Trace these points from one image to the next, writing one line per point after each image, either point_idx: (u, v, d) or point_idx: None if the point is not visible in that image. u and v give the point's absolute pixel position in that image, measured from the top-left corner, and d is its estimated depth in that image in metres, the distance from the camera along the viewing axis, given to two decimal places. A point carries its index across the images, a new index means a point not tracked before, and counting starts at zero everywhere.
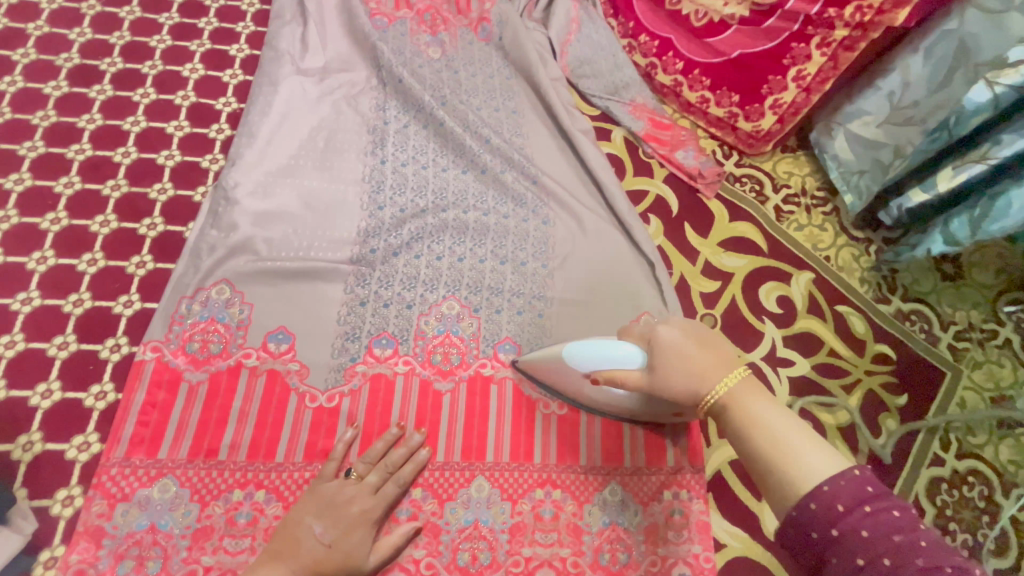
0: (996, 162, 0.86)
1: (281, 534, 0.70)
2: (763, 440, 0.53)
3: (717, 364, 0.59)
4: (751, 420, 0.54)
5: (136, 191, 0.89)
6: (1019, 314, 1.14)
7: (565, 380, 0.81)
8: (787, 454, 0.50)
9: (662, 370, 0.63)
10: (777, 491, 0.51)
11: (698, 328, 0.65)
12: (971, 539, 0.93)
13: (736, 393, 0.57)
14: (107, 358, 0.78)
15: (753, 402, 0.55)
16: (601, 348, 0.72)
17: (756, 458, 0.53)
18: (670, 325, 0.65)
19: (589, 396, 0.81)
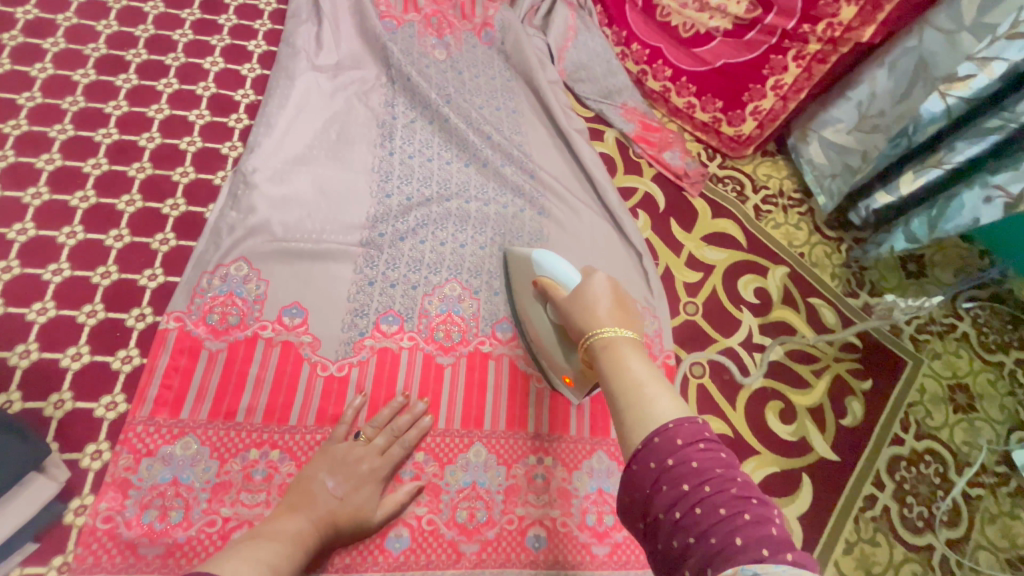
0: (951, 166, 0.95)
1: (296, 488, 0.75)
2: (624, 381, 0.59)
3: (615, 319, 0.67)
4: (618, 364, 0.61)
5: (160, 174, 0.95)
6: (975, 309, 1.23)
7: (523, 285, 0.90)
8: (641, 395, 0.56)
9: (584, 298, 0.72)
10: (620, 422, 0.56)
11: (621, 294, 0.73)
12: (926, 511, 1.02)
13: (616, 341, 0.64)
14: (133, 326, 0.83)
15: (628, 354, 0.62)
16: (559, 262, 0.83)
17: (614, 393, 0.58)
18: (601, 282, 0.73)
19: (530, 318, 0.90)
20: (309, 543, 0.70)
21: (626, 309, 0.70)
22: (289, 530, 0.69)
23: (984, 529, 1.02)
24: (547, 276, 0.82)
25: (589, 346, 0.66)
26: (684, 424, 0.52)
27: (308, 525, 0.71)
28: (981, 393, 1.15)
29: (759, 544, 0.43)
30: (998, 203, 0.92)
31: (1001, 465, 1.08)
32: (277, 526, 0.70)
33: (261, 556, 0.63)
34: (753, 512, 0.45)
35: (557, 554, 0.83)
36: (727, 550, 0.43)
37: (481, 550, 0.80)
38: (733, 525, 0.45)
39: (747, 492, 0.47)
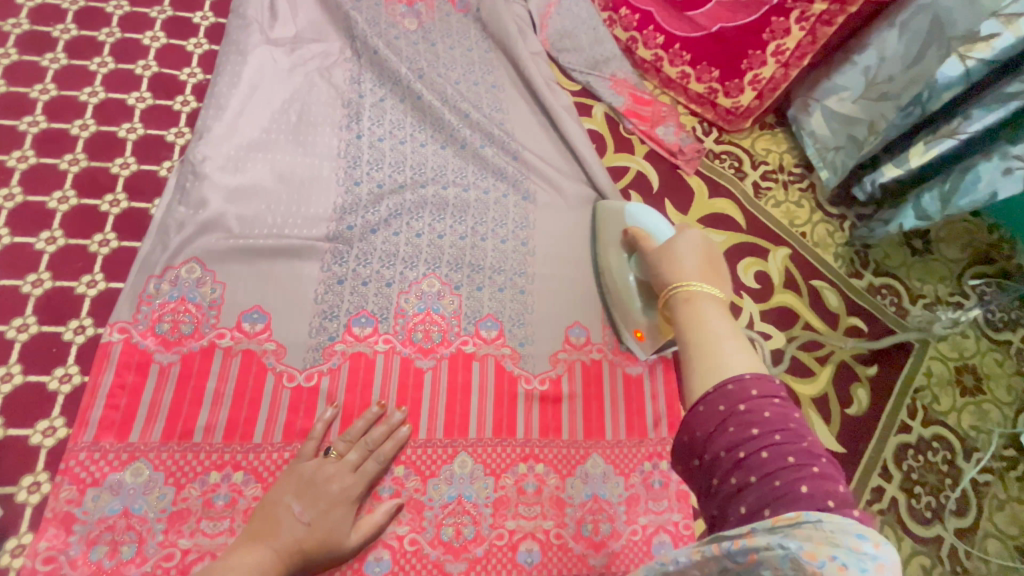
0: (967, 136, 0.88)
1: (258, 515, 0.69)
2: (700, 330, 0.57)
3: (699, 272, 0.64)
4: (695, 315, 0.59)
5: (96, 166, 0.85)
6: (983, 288, 1.18)
7: (609, 237, 0.91)
8: (711, 347, 0.55)
9: (670, 248, 0.71)
10: (688, 368, 0.56)
11: (715, 249, 0.69)
12: (934, 501, 0.98)
13: (699, 296, 0.61)
14: (71, 340, 0.74)
15: (708, 303, 0.60)
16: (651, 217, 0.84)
17: (685, 340, 0.58)
18: (691, 236, 0.70)
19: (612, 272, 0.89)
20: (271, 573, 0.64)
21: (711, 263, 0.66)
22: (248, 561, 0.64)
23: (993, 517, 0.99)
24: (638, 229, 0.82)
25: (666, 299, 0.64)
26: (761, 377, 0.52)
27: (270, 553, 0.65)
28: (988, 375, 1.11)
29: (826, 496, 0.43)
30: (1018, 174, 0.86)
31: (1008, 449, 1.05)
32: (235, 560, 0.64)
33: None
34: (821, 467, 0.46)
35: (550, 569, 0.77)
36: (792, 495, 0.44)
37: (469, 569, 0.75)
38: (801, 475, 0.45)
39: (816, 449, 0.48)
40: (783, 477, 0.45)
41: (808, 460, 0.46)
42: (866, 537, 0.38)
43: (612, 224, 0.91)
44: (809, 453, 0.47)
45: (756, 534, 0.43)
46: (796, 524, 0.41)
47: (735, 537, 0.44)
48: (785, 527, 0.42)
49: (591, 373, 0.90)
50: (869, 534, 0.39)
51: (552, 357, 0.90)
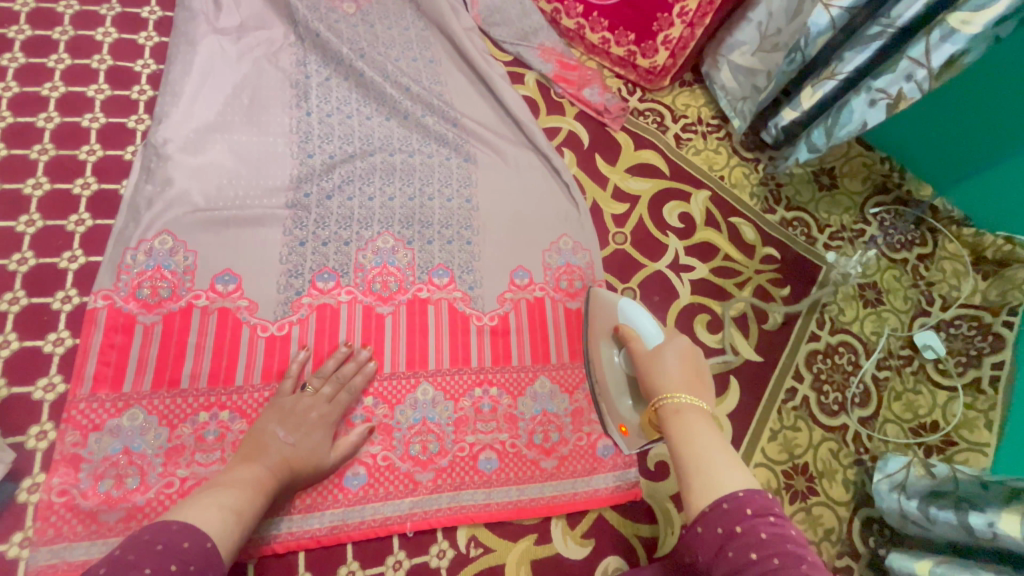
0: (844, 77, 1.01)
1: (249, 442, 0.78)
2: (691, 451, 0.63)
3: (686, 387, 0.71)
4: (686, 434, 0.64)
5: (64, 154, 0.92)
6: (881, 214, 1.34)
7: (600, 329, 0.91)
8: (707, 467, 0.60)
9: (658, 358, 0.76)
10: (688, 487, 0.61)
11: (699, 359, 0.75)
12: (840, 396, 1.13)
13: (686, 408, 0.68)
14: (59, 309, 0.83)
15: (694, 415, 0.66)
16: (642, 314, 0.83)
17: (680, 459, 0.63)
18: (678, 345, 0.76)
19: (598, 360, 0.90)
20: (269, 486, 0.74)
21: (699, 381, 0.72)
22: (249, 476, 0.73)
23: (890, 405, 1.15)
24: (629, 327, 0.83)
25: (656, 409, 0.71)
26: (755, 494, 0.57)
27: (267, 470, 0.75)
28: (887, 288, 1.27)
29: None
30: (881, 105, 0.99)
31: (904, 348, 1.21)
32: (234, 475, 0.72)
33: (223, 503, 0.66)
34: None
35: (508, 472, 0.90)
36: None
37: (436, 477, 0.86)
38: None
39: (815, 572, 0.50)
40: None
41: None
42: None
43: (604, 317, 0.91)
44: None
45: None
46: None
47: None
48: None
49: (535, 308, 1.02)
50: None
51: (499, 297, 1.01)
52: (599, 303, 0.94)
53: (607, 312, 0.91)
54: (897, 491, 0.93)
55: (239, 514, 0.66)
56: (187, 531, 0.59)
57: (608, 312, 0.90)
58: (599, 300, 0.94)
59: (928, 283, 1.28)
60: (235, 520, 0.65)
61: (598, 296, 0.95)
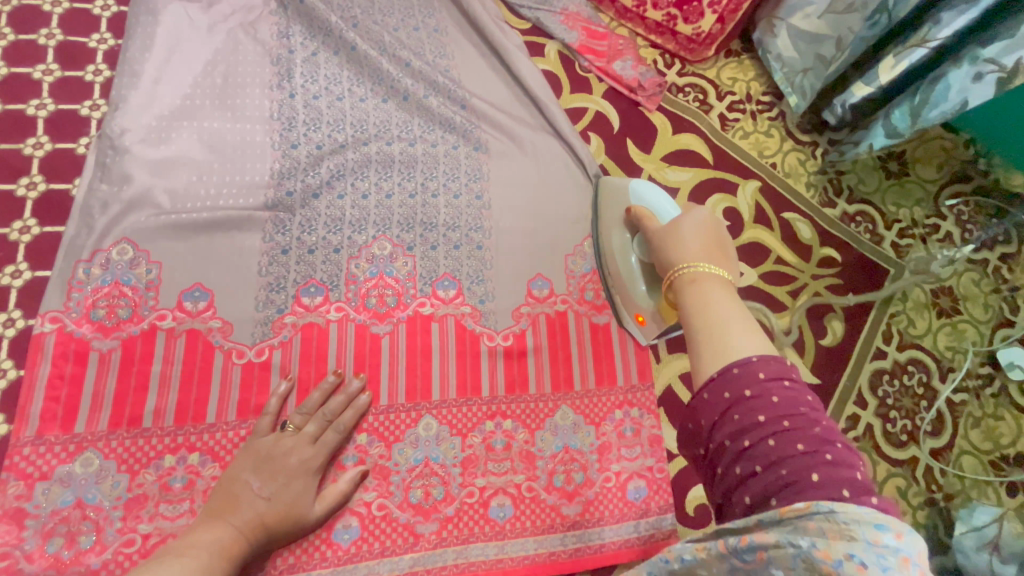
0: (938, 44, 0.82)
1: (219, 493, 0.67)
2: (703, 316, 0.52)
3: (707, 254, 0.58)
4: (700, 299, 0.53)
5: (7, 148, 0.79)
6: (960, 207, 1.15)
7: (611, 217, 0.82)
8: (720, 332, 0.49)
9: (675, 230, 0.64)
10: (695, 351, 0.50)
11: (724, 232, 0.63)
12: (909, 424, 0.98)
13: (703, 277, 0.55)
14: (2, 334, 0.71)
15: (714, 284, 0.54)
16: (659, 196, 0.76)
17: (690, 326, 0.52)
18: (699, 216, 0.64)
19: (612, 252, 0.81)
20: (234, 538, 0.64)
21: (722, 249, 0.60)
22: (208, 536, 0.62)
23: (967, 434, 0.99)
24: (643, 207, 0.74)
25: (671, 283, 0.59)
26: (771, 359, 0.46)
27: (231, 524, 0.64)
28: (964, 296, 1.10)
29: (841, 484, 0.39)
30: (989, 80, 0.80)
31: (984, 366, 1.04)
32: (195, 538, 0.63)
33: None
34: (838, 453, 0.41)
35: (524, 521, 0.77)
36: (802, 484, 0.40)
37: (440, 529, 0.74)
38: (815, 462, 0.41)
39: (833, 435, 0.43)
40: (791, 465, 0.41)
41: (824, 447, 0.41)
42: (886, 527, 0.35)
43: (615, 203, 0.83)
44: (825, 440, 0.42)
45: (763, 526, 0.39)
46: (807, 516, 0.37)
47: (741, 531, 0.41)
48: (793, 519, 0.38)
49: (556, 324, 0.88)
50: (890, 523, 0.35)
51: (515, 312, 0.87)
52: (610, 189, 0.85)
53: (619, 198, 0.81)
54: (987, 550, 0.78)
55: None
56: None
57: (620, 196, 0.81)
58: (610, 186, 0.85)
59: (1012, 288, 1.11)
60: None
61: (608, 183, 0.86)
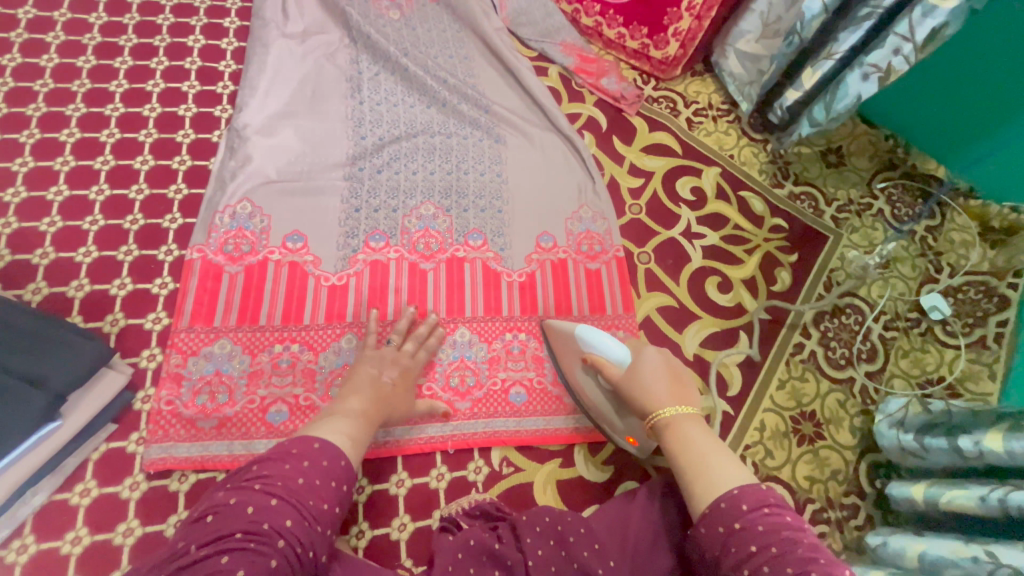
0: (840, 56, 1.11)
1: (353, 378, 0.88)
2: (689, 458, 0.73)
3: (670, 394, 0.80)
4: (683, 439, 0.75)
5: (165, 137, 1.10)
6: (889, 188, 1.41)
7: (570, 357, 0.96)
8: (707, 471, 0.71)
9: (637, 378, 0.83)
10: (691, 489, 0.71)
11: (669, 361, 0.85)
12: (847, 352, 1.21)
13: (677, 420, 0.77)
14: (164, 259, 1.00)
15: (689, 424, 0.77)
16: (602, 338, 0.89)
17: (682, 467, 0.74)
18: (652, 358, 0.84)
19: (580, 384, 0.96)
20: (375, 409, 0.84)
21: (672, 382, 0.82)
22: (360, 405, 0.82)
23: (898, 362, 1.21)
24: (597, 354, 0.89)
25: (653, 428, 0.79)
26: (748, 492, 0.67)
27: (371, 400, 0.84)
28: (895, 257, 1.34)
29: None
30: (873, 78, 1.09)
31: (912, 311, 1.27)
32: (345, 405, 0.82)
33: (343, 431, 0.76)
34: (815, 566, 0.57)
35: (536, 405, 1.01)
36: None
37: (473, 406, 0.99)
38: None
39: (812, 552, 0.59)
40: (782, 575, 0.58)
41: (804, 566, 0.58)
42: None
43: (567, 345, 0.97)
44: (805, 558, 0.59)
45: None
46: None
47: None
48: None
49: (559, 267, 1.15)
50: None
51: (527, 257, 1.14)
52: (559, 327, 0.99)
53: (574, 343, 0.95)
54: (895, 428, 1.01)
55: (354, 441, 0.77)
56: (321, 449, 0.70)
57: (570, 340, 0.95)
58: (556, 330, 0.99)
59: (936, 252, 1.35)
60: (351, 445, 0.76)
61: (552, 325, 1.00)
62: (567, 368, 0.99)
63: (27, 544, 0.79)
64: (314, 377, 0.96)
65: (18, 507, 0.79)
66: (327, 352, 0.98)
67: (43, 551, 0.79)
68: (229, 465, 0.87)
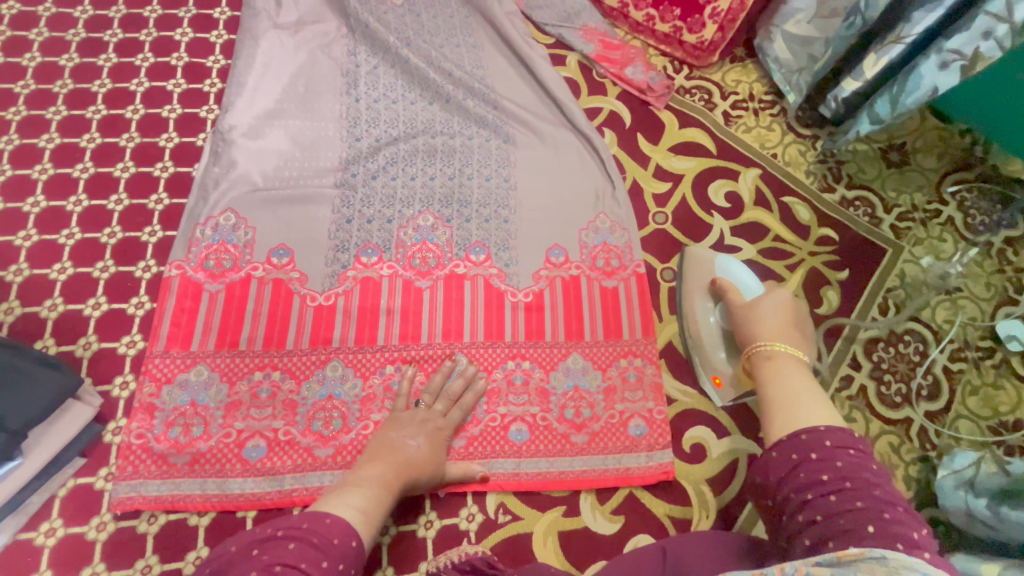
0: (912, 40, 0.93)
1: (378, 442, 0.82)
2: (779, 390, 0.62)
3: (786, 334, 0.69)
4: (777, 373, 0.64)
5: (147, 141, 1.03)
6: (961, 193, 1.21)
7: (694, 283, 0.93)
8: (793, 405, 0.60)
9: (757, 308, 0.74)
10: (769, 421, 0.60)
11: (801, 309, 0.73)
12: (904, 387, 1.04)
13: (782, 356, 0.66)
14: (141, 276, 0.93)
15: (792, 363, 0.65)
16: (743, 271, 0.86)
17: (765, 399, 0.63)
18: (780, 296, 0.74)
19: (693, 315, 0.90)
20: (397, 478, 0.77)
21: (793, 328, 0.70)
22: (386, 476, 0.76)
23: (965, 401, 1.04)
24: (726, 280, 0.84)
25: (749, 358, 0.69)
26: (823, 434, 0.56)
27: (395, 470, 0.77)
28: (966, 275, 1.15)
29: (895, 537, 0.46)
30: (954, 67, 0.90)
31: (984, 339, 1.09)
32: (362, 473, 0.76)
33: (354, 503, 0.69)
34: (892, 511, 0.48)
35: (538, 444, 0.91)
36: (858, 532, 0.47)
37: (467, 444, 0.90)
38: (871, 515, 0.48)
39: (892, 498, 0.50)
40: (849, 516, 0.49)
41: (881, 507, 0.49)
42: None
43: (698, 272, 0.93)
44: (884, 501, 0.49)
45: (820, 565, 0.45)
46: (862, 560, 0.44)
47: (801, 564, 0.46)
48: (852, 563, 0.44)
49: (571, 286, 1.02)
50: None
51: (535, 275, 1.02)
52: (696, 258, 0.96)
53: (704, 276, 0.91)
54: (964, 488, 0.86)
55: (365, 514, 0.69)
56: (337, 527, 0.62)
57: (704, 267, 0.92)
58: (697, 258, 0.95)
59: (1017, 268, 1.15)
60: (362, 519, 0.68)
61: (696, 254, 0.96)
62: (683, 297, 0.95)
63: None
64: (296, 410, 0.88)
65: None
66: (311, 381, 0.90)
67: None
68: (201, 506, 0.81)
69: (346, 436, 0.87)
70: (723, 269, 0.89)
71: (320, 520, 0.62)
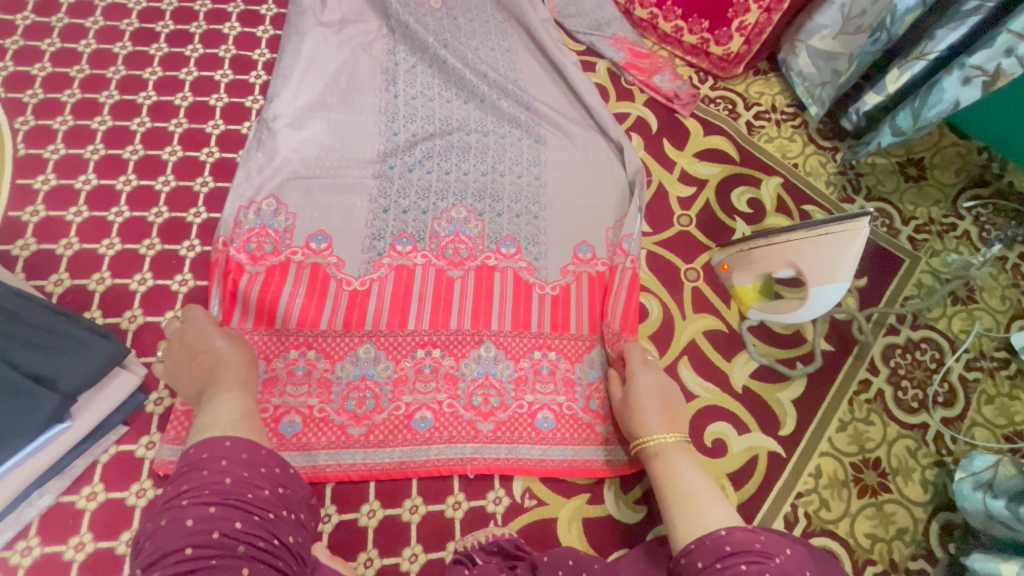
0: (934, 56, 0.97)
1: (189, 348, 0.79)
2: (678, 491, 0.73)
3: (667, 426, 0.82)
4: (671, 474, 0.76)
5: (194, 127, 1.07)
6: (977, 209, 1.24)
7: (794, 250, 0.93)
8: (689, 505, 0.70)
9: (638, 408, 0.86)
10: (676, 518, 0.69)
11: (675, 395, 0.87)
12: (921, 393, 1.06)
13: (667, 455, 0.79)
14: (185, 255, 0.97)
15: (677, 459, 0.78)
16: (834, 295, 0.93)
17: (668, 495, 0.74)
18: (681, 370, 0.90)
19: (772, 266, 0.97)
20: (198, 381, 0.77)
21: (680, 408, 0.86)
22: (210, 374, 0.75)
23: (980, 409, 1.06)
24: (817, 296, 0.94)
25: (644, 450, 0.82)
26: (704, 544, 0.62)
27: (228, 369, 0.76)
28: (982, 286, 1.17)
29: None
30: (976, 83, 0.94)
31: (999, 351, 1.11)
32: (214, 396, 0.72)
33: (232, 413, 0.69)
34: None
35: (564, 433, 0.93)
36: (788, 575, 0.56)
37: (496, 428, 0.91)
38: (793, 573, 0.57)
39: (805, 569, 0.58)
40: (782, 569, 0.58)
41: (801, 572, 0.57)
42: None
43: (814, 256, 0.91)
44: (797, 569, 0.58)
45: None
46: None
47: None
48: None
49: (596, 281, 1.05)
50: None
51: (562, 269, 1.05)
52: (822, 231, 0.89)
53: (821, 248, 0.90)
54: (982, 489, 0.87)
55: (249, 414, 0.71)
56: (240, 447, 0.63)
57: (819, 260, 0.91)
58: (824, 237, 0.89)
59: None
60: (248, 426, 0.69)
61: (825, 228, 0.89)
62: (768, 245, 0.97)
63: (32, 546, 0.77)
64: (330, 388, 0.90)
65: (24, 509, 0.77)
66: (344, 361, 0.92)
67: (47, 555, 0.77)
68: None
69: (378, 416, 0.90)
70: (839, 263, 0.89)
71: (220, 445, 0.62)
